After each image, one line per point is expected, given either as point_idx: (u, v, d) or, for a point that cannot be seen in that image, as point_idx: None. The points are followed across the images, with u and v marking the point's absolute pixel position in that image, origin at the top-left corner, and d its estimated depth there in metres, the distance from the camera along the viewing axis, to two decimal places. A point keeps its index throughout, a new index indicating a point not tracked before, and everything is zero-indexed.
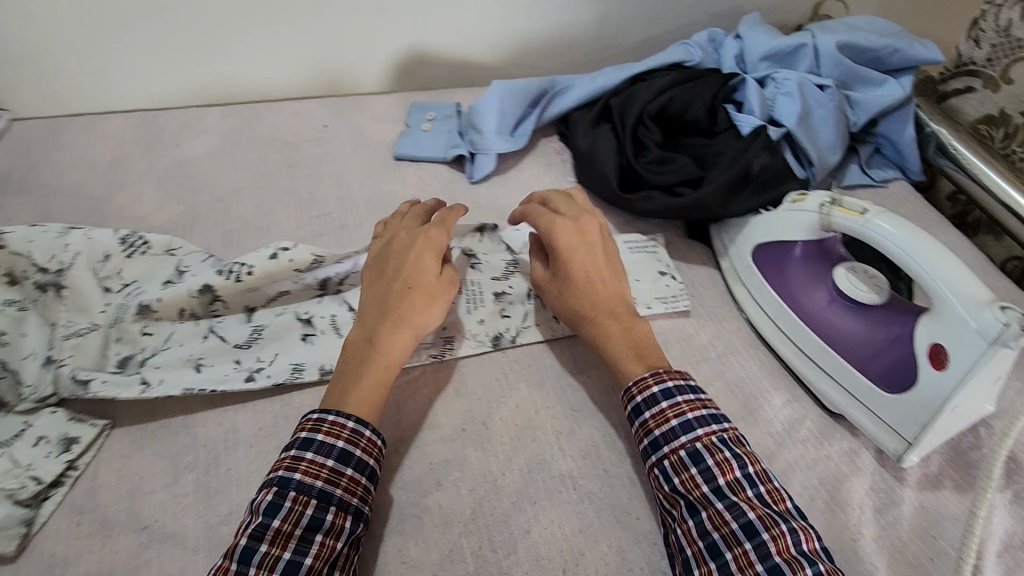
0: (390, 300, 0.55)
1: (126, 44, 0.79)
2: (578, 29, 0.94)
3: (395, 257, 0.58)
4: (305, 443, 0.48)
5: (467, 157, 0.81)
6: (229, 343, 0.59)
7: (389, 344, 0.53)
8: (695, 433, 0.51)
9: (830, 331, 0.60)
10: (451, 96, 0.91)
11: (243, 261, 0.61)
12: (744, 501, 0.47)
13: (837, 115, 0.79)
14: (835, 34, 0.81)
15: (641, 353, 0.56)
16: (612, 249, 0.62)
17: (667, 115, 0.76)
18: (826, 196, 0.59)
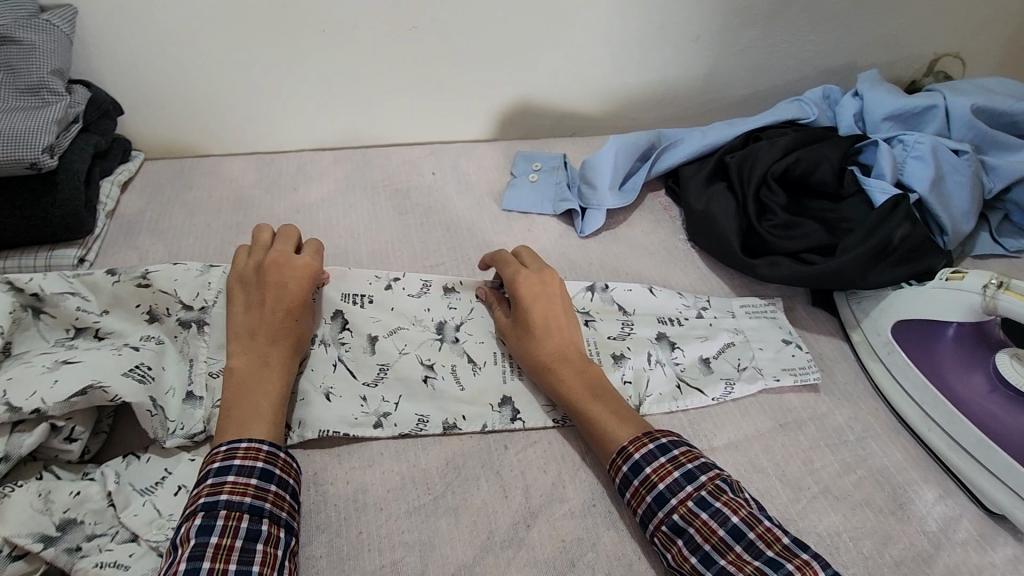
0: (275, 326, 0.55)
1: (257, 92, 0.83)
2: (685, 82, 0.93)
3: (266, 282, 0.57)
4: (220, 472, 0.47)
5: (578, 212, 0.80)
6: (357, 380, 0.60)
7: (280, 359, 0.55)
8: (670, 506, 0.48)
9: (990, 421, 0.55)
10: (556, 146, 0.92)
11: (367, 293, 0.65)
12: (733, 562, 0.45)
13: (973, 180, 0.74)
14: (968, 97, 0.78)
15: (608, 402, 0.55)
16: (564, 296, 0.62)
17: (790, 176, 0.74)
18: (992, 278, 0.56)
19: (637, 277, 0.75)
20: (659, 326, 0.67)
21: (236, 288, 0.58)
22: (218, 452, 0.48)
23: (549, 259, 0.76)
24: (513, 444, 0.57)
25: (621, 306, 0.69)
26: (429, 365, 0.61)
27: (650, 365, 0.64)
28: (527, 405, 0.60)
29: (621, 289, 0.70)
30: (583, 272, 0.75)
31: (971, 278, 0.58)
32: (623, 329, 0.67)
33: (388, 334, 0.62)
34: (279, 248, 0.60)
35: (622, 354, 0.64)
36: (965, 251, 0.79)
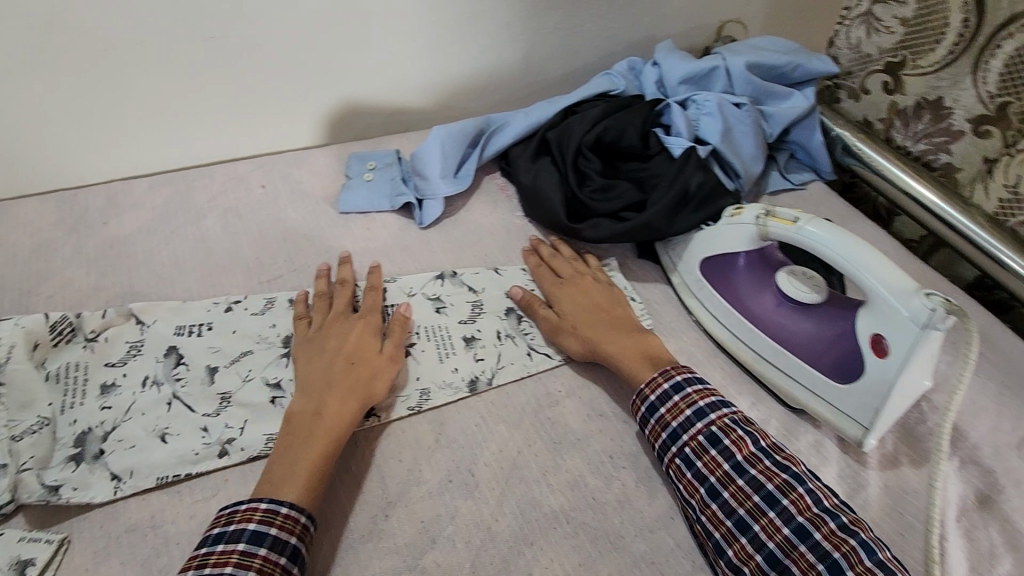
0: (336, 373, 0.58)
1: (42, 126, 0.75)
2: (505, 69, 0.98)
3: (335, 337, 0.61)
4: (256, 537, 0.47)
5: (415, 204, 0.81)
6: (197, 412, 0.58)
7: (336, 406, 0.55)
8: (708, 418, 0.55)
9: (782, 330, 0.64)
10: (389, 143, 0.92)
11: (205, 319, 0.66)
12: (763, 472, 0.52)
13: (754, 128, 0.85)
14: (742, 55, 0.88)
15: (645, 349, 0.62)
16: (605, 289, 0.69)
17: (603, 144, 0.80)
18: (761, 209, 0.64)
19: (479, 258, 0.78)
20: (508, 301, 0.71)
21: (303, 344, 0.62)
22: (259, 508, 0.49)
23: (391, 254, 0.77)
24: (365, 440, 0.58)
25: (471, 287, 0.73)
26: (275, 385, 0.61)
27: (499, 341, 0.67)
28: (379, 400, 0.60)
29: (469, 273, 0.74)
30: (426, 261, 0.76)
31: (748, 211, 0.66)
32: (473, 309, 0.70)
33: (230, 364, 0.62)
34: (340, 308, 0.66)
35: (474, 335, 0.67)
36: (760, 190, 0.90)
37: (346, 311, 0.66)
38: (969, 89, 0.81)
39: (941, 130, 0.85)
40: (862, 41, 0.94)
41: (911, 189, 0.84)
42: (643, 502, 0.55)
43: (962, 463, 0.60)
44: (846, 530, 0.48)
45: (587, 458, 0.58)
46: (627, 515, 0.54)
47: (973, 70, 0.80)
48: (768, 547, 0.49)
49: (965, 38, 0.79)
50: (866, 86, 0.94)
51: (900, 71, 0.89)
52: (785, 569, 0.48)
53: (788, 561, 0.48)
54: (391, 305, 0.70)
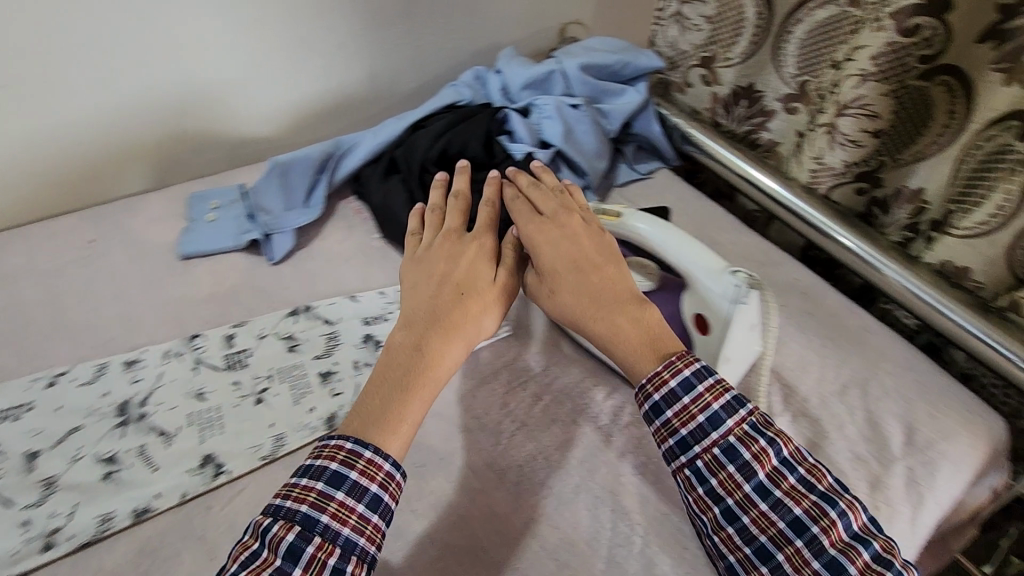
0: (444, 303, 0.58)
1: None
2: (351, 89, 0.96)
3: (444, 262, 0.62)
4: (336, 480, 0.47)
5: (262, 239, 0.78)
6: (17, 506, 0.53)
7: (441, 350, 0.55)
8: (725, 427, 0.50)
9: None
10: (233, 175, 0.87)
11: (24, 400, 0.60)
12: (790, 493, 0.48)
13: (594, 126, 0.89)
14: (575, 57, 0.92)
15: (646, 331, 0.56)
16: (606, 244, 0.62)
17: (449, 157, 0.81)
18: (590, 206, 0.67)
19: (338, 287, 0.76)
20: (366, 328, 0.70)
21: (410, 266, 0.63)
22: (343, 448, 0.48)
23: (241, 295, 0.74)
24: (216, 501, 0.55)
25: (327, 318, 0.71)
26: (110, 459, 0.57)
27: (357, 371, 0.66)
28: (230, 454, 0.58)
29: (324, 304, 0.72)
30: (280, 299, 0.74)
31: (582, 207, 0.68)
32: (329, 341, 0.69)
33: (54, 446, 0.57)
34: (450, 228, 0.66)
35: (330, 369, 0.66)
36: (611, 182, 0.94)
37: (458, 231, 0.66)
38: (773, 74, 0.90)
39: (758, 111, 0.94)
40: (676, 40, 1.01)
41: (738, 167, 0.92)
42: (507, 510, 0.57)
43: (792, 417, 0.67)
44: (880, 560, 0.46)
45: (452, 476, 0.59)
46: (491, 526, 0.55)
47: (772, 55, 0.88)
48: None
49: (761, 28, 0.88)
50: (688, 80, 1.02)
51: (714, 64, 0.97)
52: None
53: None
54: (241, 351, 0.67)
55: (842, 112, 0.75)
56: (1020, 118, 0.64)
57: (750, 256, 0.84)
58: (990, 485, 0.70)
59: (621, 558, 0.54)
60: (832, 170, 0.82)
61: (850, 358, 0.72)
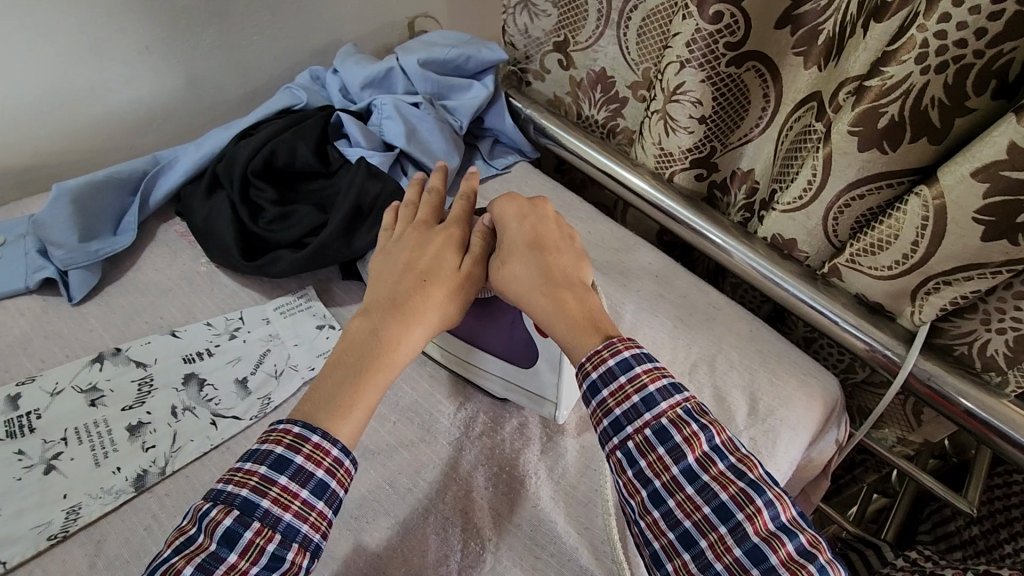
0: (406, 289, 0.54)
1: None
2: (170, 98, 0.86)
3: (412, 250, 0.58)
4: (279, 465, 0.43)
5: (58, 279, 0.68)
6: None
7: (398, 340, 0.51)
8: (659, 409, 0.47)
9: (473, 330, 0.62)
10: (20, 207, 0.74)
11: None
12: (716, 478, 0.45)
13: (440, 123, 0.85)
14: (414, 53, 0.88)
15: (590, 314, 0.53)
16: (567, 238, 0.60)
17: (277, 168, 0.74)
18: None
19: (154, 322, 0.67)
20: (187, 367, 0.63)
21: (380, 255, 0.59)
22: (288, 432, 0.45)
23: (33, 344, 0.64)
24: None
25: (140, 361, 0.63)
26: None
27: (175, 417, 0.59)
28: (4, 540, 0.49)
29: (137, 344, 0.64)
30: (81, 344, 0.64)
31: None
32: (142, 387, 0.61)
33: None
34: (422, 215, 0.63)
35: (141, 420, 0.58)
36: (466, 180, 0.92)
37: (428, 220, 0.62)
38: (617, 59, 0.90)
39: (611, 99, 0.95)
40: (529, 27, 0.98)
41: (591, 156, 0.92)
42: (348, 549, 0.52)
43: None
44: (805, 554, 0.42)
45: None
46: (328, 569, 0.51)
47: (615, 43, 0.89)
48: (715, 570, 0.43)
49: (602, 18, 0.88)
50: (546, 66, 1.01)
51: (567, 49, 0.96)
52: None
53: None
54: (28, 412, 0.57)
55: (673, 98, 0.77)
56: (817, 98, 0.69)
57: (606, 244, 0.84)
58: (834, 439, 0.75)
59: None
60: (674, 156, 0.84)
61: (698, 336, 0.74)
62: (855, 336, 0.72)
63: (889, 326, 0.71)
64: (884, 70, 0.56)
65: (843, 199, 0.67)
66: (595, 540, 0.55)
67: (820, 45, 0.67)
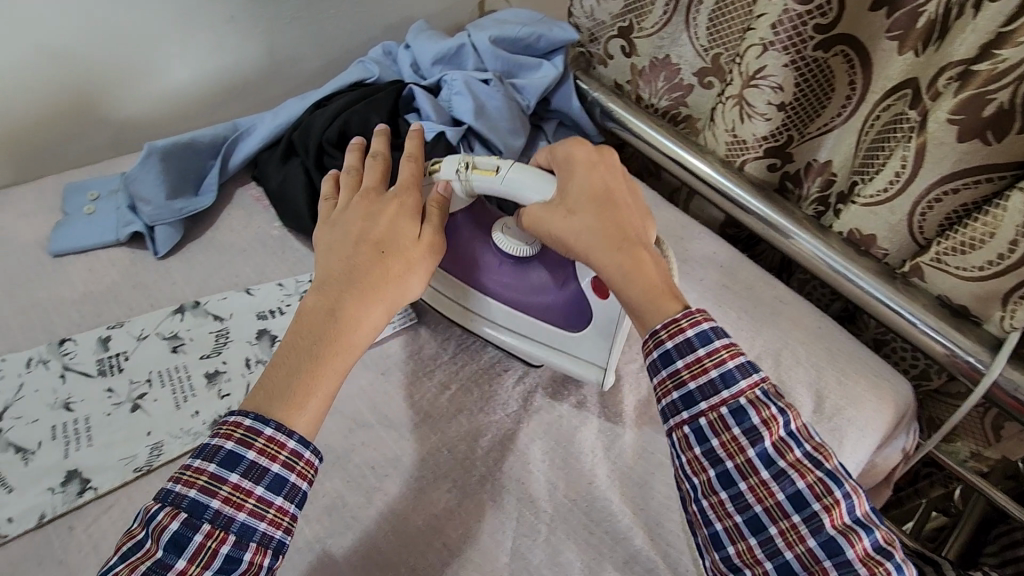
0: (363, 263, 0.53)
1: None
2: (249, 68, 0.89)
3: (363, 220, 0.56)
4: (229, 462, 0.43)
5: (145, 233, 0.72)
6: None
7: (357, 320, 0.50)
8: (737, 388, 0.47)
9: (499, 289, 0.63)
10: (114, 163, 0.79)
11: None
12: (794, 465, 0.46)
13: (508, 101, 0.85)
14: (486, 30, 0.88)
15: (661, 276, 0.52)
16: (632, 192, 0.58)
17: (350, 138, 0.76)
18: (461, 162, 0.61)
19: (231, 280, 0.70)
20: (259, 323, 0.66)
21: (326, 228, 0.57)
22: (239, 426, 0.44)
23: (121, 294, 0.68)
24: (80, 520, 0.50)
25: (217, 315, 0.66)
26: None
27: (248, 369, 0.62)
28: (96, 469, 0.53)
29: (214, 298, 0.67)
30: (164, 296, 0.68)
31: (446, 166, 0.62)
32: (218, 339, 0.64)
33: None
34: (370, 184, 0.60)
35: (218, 370, 0.61)
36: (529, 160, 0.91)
37: (378, 188, 0.60)
38: (686, 45, 0.88)
39: (675, 87, 0.93)
40: (595, 9, 0.95)
41: (659, 142, 0.90)
42: (408, 507, 0.54)
43: None
44: (880, 550, 0.44)
45: (349, 476, 0.55)
46: (389, 525, 0.52)
47: (685, 27, 0.86)
48: (784, 557, 0.44)
49: (672, 4, 0.85)
50: (609, 52, 0.98)
51: (631, 35, 0.93)
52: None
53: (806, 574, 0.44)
54: (117, 354, 0.61)
55: (752, 83, 0.74)
56: (911, 86, 0.64)
57: (669, 231, 0.83)
58: (902, 446, 0.72)
59: (526, 549, 0.52)
60: (747, 145, 0.81)
61: (762, 330, 0.72)
62: (934, 339, 0.68)
63: (974, 331, 0.67)
64: (997, 53, 0.52)
65: (933, 194, 0.63)
66: (651, 522, 0.54)
67: (919, 29, 0.61)
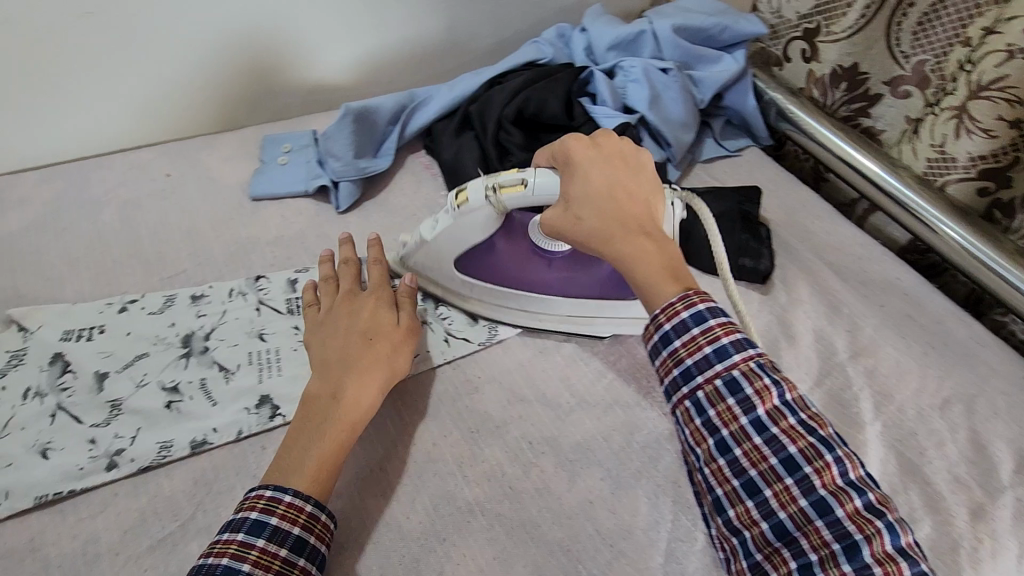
0: (351, 353, 0.55)
1: None
2: (429, 42, 0.93)
3: (346, 317, 0.58)
4: (254, 528, 0.45)
5: (331, 186, 0.77)
6: (84, 424, 0.55)
7: (356, 397, 0.52)
8: (731, 361, 0.47)
9: (564, 282, 0.64)
10: (306, 121, 0.86)
11: (97, 323, 0.62)
12: (787, 432, 0.45)
13: (684, 94, 0.82)
14: (669, 18, 0.85)
15: (666, 258, 0.51)
16: (636, 170, 0.56)
17: (525, 117, 0.77)
18: (484, 185, 0.57)
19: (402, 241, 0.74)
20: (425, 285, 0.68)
21: (311, 329, 0.59)
22: (259, 498, 0.46)
23: (307, 241, 0.73)
24: (271, 442, 0.55)
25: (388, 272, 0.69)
26: (172, 389, 0.57)
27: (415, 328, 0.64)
28: (286, 398, 0.58)
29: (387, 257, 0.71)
30: None
31: (472, 194, 0.58)
32: None
33: (122, 369, 0.58)
34: (347, 285, 0.62)
35: None
36: (694, 157, 0.87)
37: (353, 287, 0.62)
38: (882, 52, 0.79)
39: (859, 97, 0.83)
40: (783, 6, 0.88)
41: (847, 155, 0.80)
42: (564, 488, 0.53)
43: (889, 426, 0.59)
44: (873, 510, 0.43)
45: (507, 446, 0.55)
46: (546, 503, 0.52)
47: (885, 34, 0.77)
48: (778, 517, 0.44)
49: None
50: (788, 55, 0.90)
51: (817, 38, 0.85)
52: (793, 540, 0.44)
53: (798, 534, 0.44)
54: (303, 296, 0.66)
55: (980, 94, 0.67)
56: None
57: (845, 248, 0.76)
58: None
59: (681, 553, 0.50)
60: (955, 163, 0.73)
61: (951, 369, 0.64)
62: None
63: None
64: None
65: None
66: None
67: None
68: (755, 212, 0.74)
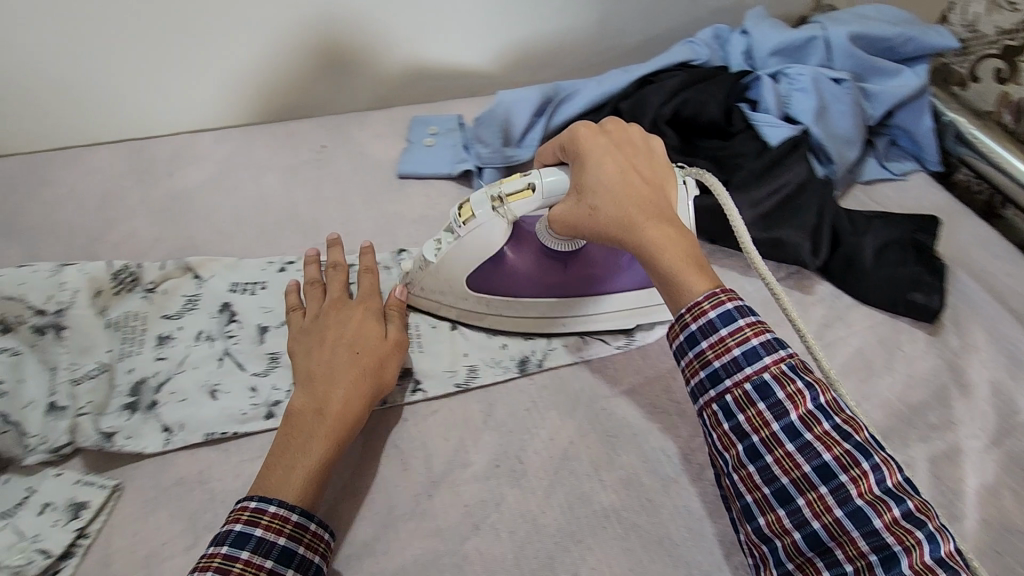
0: (333, 363, 0.52)
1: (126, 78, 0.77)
2: (580, 34, 0.91)
3: (331, 328, 0.55)
4: (237, 541, 0.44)
5: (475, 172, 0.78)
6: (246, 371, 0.58)
7: (342, 403, 0.50)
8: (761, 364, 0.45)
9: (589, 282, 0.61)
10: (453, 107, 0.87)
11: (259, 279, 0.66)
12: (821, 438, 0.43)
13: (855, 107, 0.76)
14: (846, 25, 0.79)
15: (689, 251, 0.49)
16: (648, 168, 0.54)
17: (682, 118, 0.74)
18: (490, 196, 0.55)
19: None
20: None
21: (296, 338, 0.57)
22: (245, 509, 0.45)
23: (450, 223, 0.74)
24: (412, 414, 0.56)
25: None
26: None
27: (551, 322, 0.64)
28: (426, 374, 0.58)
29: None
30: None
31: (476, 207, 0.56)
32: None
33: (280, 325, 0.62)
34: (336, 292, 0.59)
35: None
36: (854, 177, 0.80)
37: (342, 294, 0.59)
38: None
39: None
40: (980, 18, 0.80)
41: None
42: (705, 510, 0.51)
43: None
44: (911, 518, 0.40)
45: (645, 456, 0.54)
46: (686, 522, 0.50)
47: None
48: (812, 527, 0.42)
49: None
50: (976, 74, 0.81)
51: (1017, 55, 0.75)
52: (828, 550, 0.42)
53: (832, 544, 0.42)
54: None
55: None
56: None
57: None
58: None
59: None
60: None
61: None
62: None
63: None
64: None
65: None
66: None
67: None
68: (930, 244, 0.67)
